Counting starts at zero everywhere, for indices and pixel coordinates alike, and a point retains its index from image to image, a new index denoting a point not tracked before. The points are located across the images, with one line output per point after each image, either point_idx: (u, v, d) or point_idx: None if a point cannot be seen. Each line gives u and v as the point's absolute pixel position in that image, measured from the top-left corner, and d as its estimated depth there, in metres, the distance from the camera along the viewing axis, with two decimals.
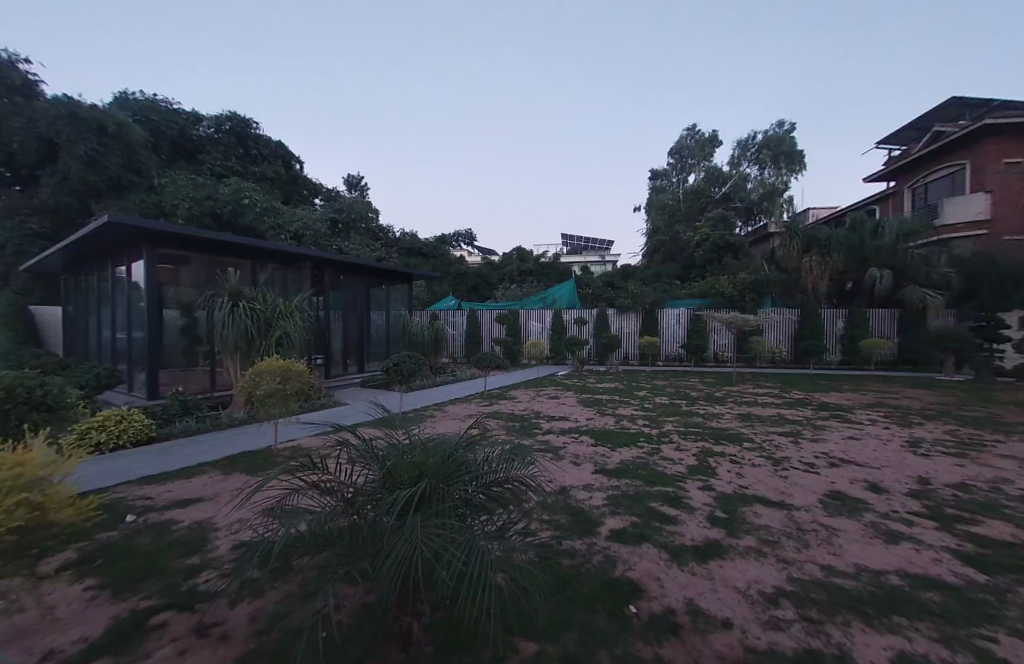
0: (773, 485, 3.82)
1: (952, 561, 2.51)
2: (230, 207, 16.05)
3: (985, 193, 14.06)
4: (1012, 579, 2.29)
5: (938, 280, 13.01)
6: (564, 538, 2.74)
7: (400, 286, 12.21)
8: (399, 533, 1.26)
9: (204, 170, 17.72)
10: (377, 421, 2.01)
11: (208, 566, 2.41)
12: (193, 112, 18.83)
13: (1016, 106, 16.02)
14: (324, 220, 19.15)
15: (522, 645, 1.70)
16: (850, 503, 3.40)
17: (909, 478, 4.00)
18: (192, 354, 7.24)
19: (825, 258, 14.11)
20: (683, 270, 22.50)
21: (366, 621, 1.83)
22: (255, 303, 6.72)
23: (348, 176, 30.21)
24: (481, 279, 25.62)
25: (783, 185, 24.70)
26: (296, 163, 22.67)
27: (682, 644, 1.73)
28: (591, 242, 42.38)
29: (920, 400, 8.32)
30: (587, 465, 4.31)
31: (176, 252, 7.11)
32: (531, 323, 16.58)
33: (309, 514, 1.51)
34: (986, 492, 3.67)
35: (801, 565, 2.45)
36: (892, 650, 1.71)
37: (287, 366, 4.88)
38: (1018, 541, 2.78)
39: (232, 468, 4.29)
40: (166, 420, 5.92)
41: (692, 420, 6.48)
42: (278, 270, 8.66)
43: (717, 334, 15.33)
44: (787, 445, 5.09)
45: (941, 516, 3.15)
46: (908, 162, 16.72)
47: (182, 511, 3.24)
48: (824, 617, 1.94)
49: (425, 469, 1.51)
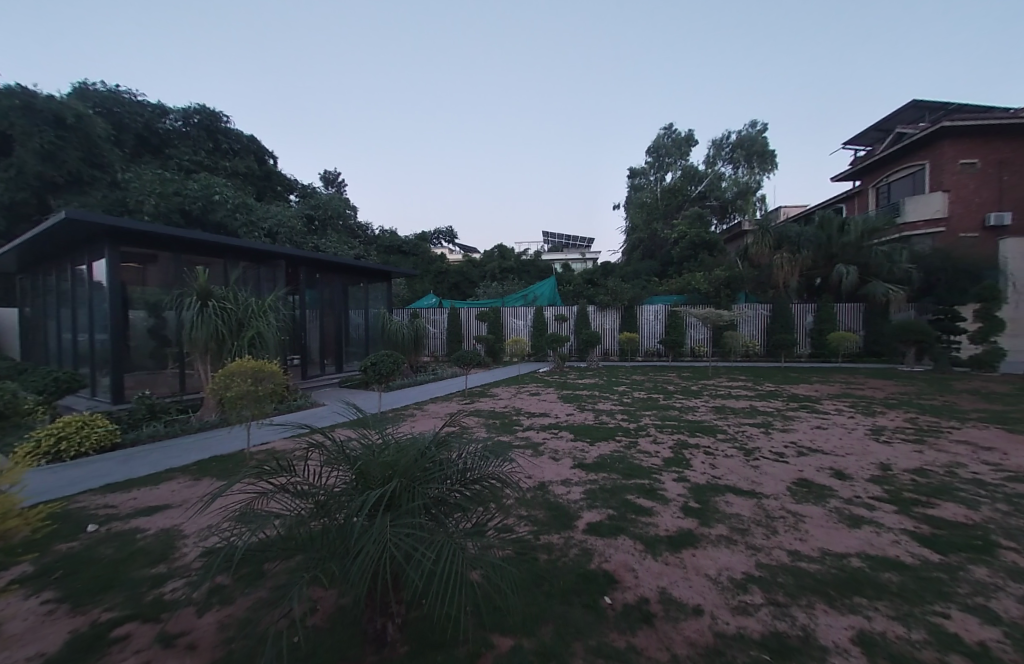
0: (744, 475, 3.92)
1: (909, 542, 2.64)
2: (200, 203, 15.47)
3: (943, 192, 14.76)
4: (964, 558, 2.42)
5: (900, 275, 13.58)
6: (541, 532, 2.76)
7: (380, 284, 12.06)
8: (367, 534, 1.23)
9: (172, 165, 17.05)
10: (351, 421, 1.96)
11: (175, 574, 2.32)
12: (159, 105, 18.08)
13: (971, 109, 16.86)
14: (300, 217, 18.72)
15: (498, 641, 1.69)
16: (817, 490, 3.53)
17: (872, 465, 4.18)
18: (161, 355, 6.99)
19: (795, 255, 14.55)
20: (662, 267, 22.92)
21: (339, 624, 1.81)
22: (226, 303, 6.52)
23: (324, 171, 29.49)
24: (462, 277, 25.51)
25: (756, 184, 25.33)
26: (269, 159, 22.01)
27: (654, 632, 1.77)
28: (571, 241, 42.84)
29: (882, 390, 8.73)
30: (566, 460, 4.35)
31: (141, 250, 6.81)
32: (512, 320, 16.58)
33: (276, 519, 1.47)
34: (941, 476, 3.87)
35: (769, 551, 2.53)
36: (852, 629, 1.78)
37: (259, 366, 4.70)
38: (970, 521, 2.94)
39: (203, 473, 4.15)
40: (132, 425, 5.67)
41: (669, 413, 6.64)
42: (251, 269, 8.40)
43: (693, 329, 15.76)
44: (758, 435, 5.26)
45: (900, 500, 3.31)
46: (873, 163, 17.38)
47: (148, 518, 3.12)
48: (790, 600, 2.01)
49: (397, 468, 1.47)
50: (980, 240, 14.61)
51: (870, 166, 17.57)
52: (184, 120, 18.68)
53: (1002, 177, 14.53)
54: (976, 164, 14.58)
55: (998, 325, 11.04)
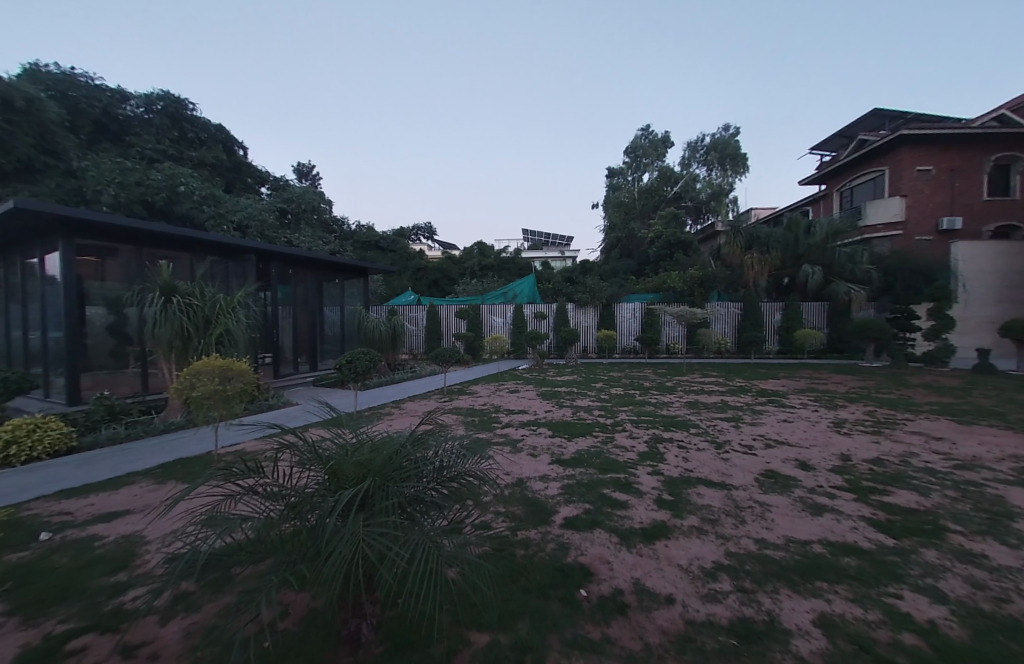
0: (714, 466, 4.06)
1: (867, 528, 2.79)
2: (164, 194, 14.73)
3: (901, 197, 15.58)
4: (915, 542, 2.58)
5: (861, 275, 14.28)
6: (519, 528, 2.78)
7: (356, 281, 11.85)
8: (339, 533, 1.20)
9: (133, 154, 16.20)
10: (324, 421, 1.91)
11: (137, 583, 2.22)
12: (119, 89, 17.03)
13: (927, 119, 17.83)
14: (271, 211, 18.13)
15: (474, 637, 1.70)
16: (782, 481, 3.68)
17: (833, 456, 4.39)
18: (121, 354, 6.63)
19: (764, 255, 15.07)
20: (638, 266, 23.39)
21: (311, 627, 1.76)
22: (192, 299, 6.26)
23: (297, 164, 28.55)
24: (441, 274, 25.29)
25: (729, 186, 26.04)
26: (238, 149, 21.16)
27: (628, 622, 1.81)
28: (550, 239, 43.14)
29: (844, 384, 9.18)
30: (544, 456, 4.38)
31: (99, 243, 6.43)
32: (491, 317, 16.55)
33: (245, 522, 1.42)
34: (896, 465, 4.10)
35: (737, 540, 2.62)
36: (813, 612, 1.87)
37: (227, 365, 4.52)
38: (922, 507, 3.13)
39: (167, 476, 3.98)
40: (90, 428, 5.38)
41: (645, 408, 6.80)
42: (219, 263, 8.08)
43: (668, 327, 16.15)
44: (729, 429, 5.45)
45: (860, 488, 3.49)
46: (838, 167, 18.15)
47: (107, 525, 2.97)
48: (757, 587, 2.09)
49: (370, 468, 1.44)
50: (933, 243, 15.52)
51: (835, 171, 18.35)
52: (146, 107, 17.66)
53: (954, 184, 15.45)
54: (930, 171, 15.44)
55: (948, 322, 11.75)
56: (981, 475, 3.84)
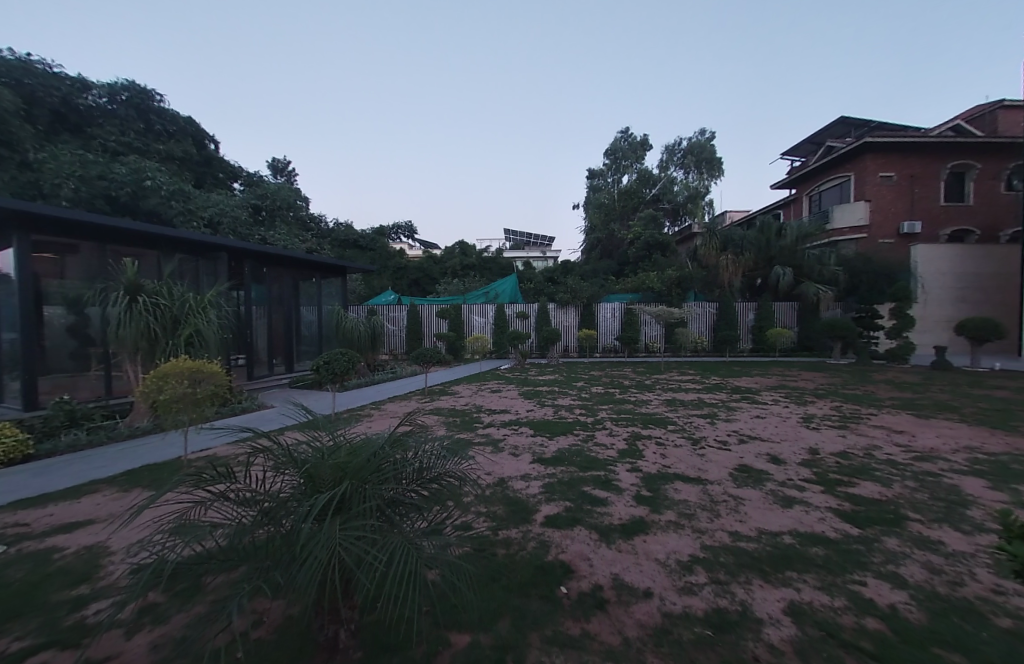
0: (691, 462, 4.16)
1: (832, 518, 2.91)
2: (129, 190, 14.11)
3: (865, 202, 16.32)
4: (878, 531, 2.71)
5: (829, 276, 14.87)
6: (499, 527, 2.78)
7: (334, 280, 11.64)
8: (315, 537, 1.17)
9: (95, 147, 15.45)
10: (300, 424, 1.86)
11: (100, 595, 2.12)
12: (80, 78, 16.14)
13: (888, 128, 18.71)
14: (244, 208, 17.58)
15: (455, 638, 1.69)
16: (755, 475, 3.80)
17: (803, 450, 4.57)
18: (83, 357, 6.33)
19: (738, 256, 15.53)
20: (618, 267, 23.75)
21: (288, 634, 1.72)
22: (158, 298, 6.01)
23: (272, 159, 27.70)
24: (422, 274, 25.03)
25: (705, 189, 26.67)
26: (209, 143, 20.39)
27: (607, 617, 1.84)
28: (532, 239, 43.36)
29: (813, 381, 9.56)
30: (525, 455, 4.40)
31: (58, 240, 6.10)
32: (473, 317, 16.48)
33: (217, 529, 1.38)
34: (860, 457, 4.30)
35: (712, 534, 2.69)
36: (784, 601, 1.94)
37: (198, 367, 4.36)
38: (885, 497, 3.28)
39: (133, 483, 3.81)
40: (47, 435, 5.11)
41: (624, 406, 6.92)
42: (188, 262, 7.77)
43: (647, 327, 16.44)
44: (705, 425, 5.61)
45: (827, 481, 3.64)
46: (807, 173, 18.85)
47: (68, 536, 2.82)
48: (731, 578, 2.16)
49: (347, 470, 1.41)
50: (895, 246, 16.30)
51: (804, 176, 19.07)
52: (109, 97, 16.76)
53: (914, 189, 16.27)
54: (892, 177, 16.22)
55: (909, 322, 12.34)
56: (939, 465, 4.06)
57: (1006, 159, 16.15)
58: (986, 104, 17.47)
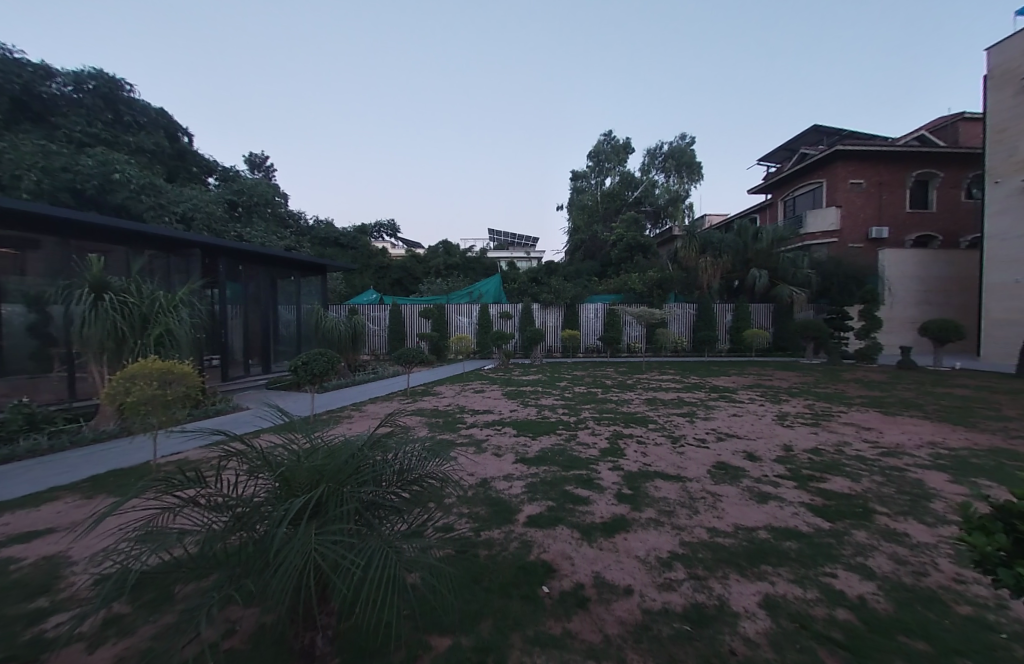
0: (671, 460, 4.24)
1: (805, 512, 3.01)
2: (95, 182, 13.55)
3: (836, 207, 16.94)
4: (848, 524, 2.81)
5: (802, 279, 15.32)
6: (482, 528, 2.77)
7: (313, 278, 11.40)
8: (289, 542, 1.14)
9: (59, 138, 14.73)
10: (276, 426, 1.81)
11: (61, 608, 2.01)
12: (42, 65, 15.35)
13: (858, 136, 19.47)
14: (219, 203, 17.06)
15: (435, 641, 1.67)
16: (732, 472, 3.89)
17: (777, 446, 4.71)
18: (43, 357, 6.01)
19: (717, 259, 15.92)
20: (601, 268, 24.04)
21: (262, 642, 1.67)
22: (126, 296, 5.77)
23: (248, 154, 26.95)
24: (405, 273, 24.74)
25: (685, 193, 27.20)
26: (182, 136, 19.67)
27: (588, 616, 1.85)
28: (516, 239, 43.47)
29: (787, 380, 9.87)
30: (508, 455, 4.40)
31: (18, 234, 5.80)
32: (456, 317, 16.40)
33: (186, 536, 1.33)
34: (832, 454, 4.45)
35: (691, 530, 2.74)
36: (759, 595, 1.98)
37: (168, 367, 4.20)
38: (853, 491, 3.41)
39: (97, 490, 3.64)
40: (5, 439, 4.84)
41: (606, 406, 7.01)
42: (160, 258, 7.49)
43: (629, 327, 16.66)
44: (684, 424, 5.72)
45: (800, 476, 3.76)
46: (782, 179, 19.46)
47: (25, 546, 2.67)
48: (708, 573, 2.20)
49: (325, 472, 1.38)
50: (864, 250, 16.96)
51: (780, 181, 19.67)
52: (75, 86, 16.03)
53: (882, 196, 16.96)
54: (862, 184, 16.88)
55: (876, 323, 12.82)
56: (903, 460, 4.25)
57: (965, 169, 17.01)
58: (948, 116, 18.34)
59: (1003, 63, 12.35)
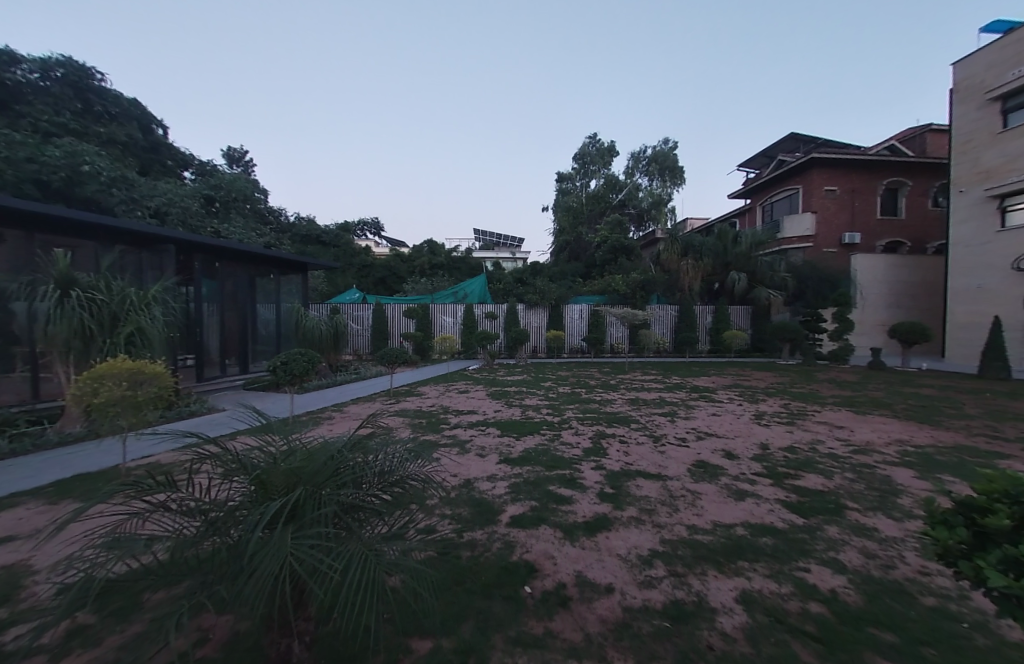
0: (653, 459, 4.30)
1: (781, 509, 3.09)
2: (63, 174, 12.98)
3: (812, 213, 17.49)
4: (821, 519, 2.90)
5: (779, 282, 15.94)
6: (464, 529, 2.76)
7: (294, 277, 11.17)
8: (263, 547, 1.11)
9: (24, 127, 14.06)
10: (252, 428, 1.76)
11: (20, 619, 1.91)
12: (6, 50, 14.59)
13: (833, 145, 20.12)
14: (196, 198, 16.53)
15: (417, 644, 1.66)
16: (711, 470, 3.98)
17: (754, 445, 4.84)
18: (5, 357, 5.67)
19: (698, 262, 16.23)
20: (586, 269, 24.24)
21: (237, 651, 1.63)
22: (94, 293, 5.53)
23: (226, 148, 26.19)
24: (389, 272, 24.46)
25: (668, 196, 27.65)
26: (157, 127, 18.97)
27: (570, 614, 1.86)
28: (501, 239, 43.43)
29: (763, 380, 10.15)
30: (492, 456, 4.39)
31: None
32: (441, 317, 16.28)
33: (156, 541, 1.28)
34: (805, 451, 4.59)
35: (671, 528, 2.79)
36: (736, 591, 2.03)
37: (139, 367, 4.04)
38: (826, 488, 3.53)
39: (62, 495, 3.48)
40: None
41: (590, 406, 7.08)
42: (131, 253, 7.21)
43: (613, 328, 16.90)
44: (665, 423, 5.82)
45: (775, 474, 3.87)
46: (761, 184, 19.98)
47: None
48: (687, 570, 2.24)
49: (302, 476, 1.35)
50: (838, 255, 17.57)
51: (759, 187, 20.20)
52: (42, 73, 15.31)
53: (854, 203, 17.58)
54: (836, 191, 17.46)
55: (848, 325, 13.28)
56: (873, 458, 4.41)
57: (932, 178, 17.78)
58: (916, 127, 19.13)
59: (967, 78, 12.99)
